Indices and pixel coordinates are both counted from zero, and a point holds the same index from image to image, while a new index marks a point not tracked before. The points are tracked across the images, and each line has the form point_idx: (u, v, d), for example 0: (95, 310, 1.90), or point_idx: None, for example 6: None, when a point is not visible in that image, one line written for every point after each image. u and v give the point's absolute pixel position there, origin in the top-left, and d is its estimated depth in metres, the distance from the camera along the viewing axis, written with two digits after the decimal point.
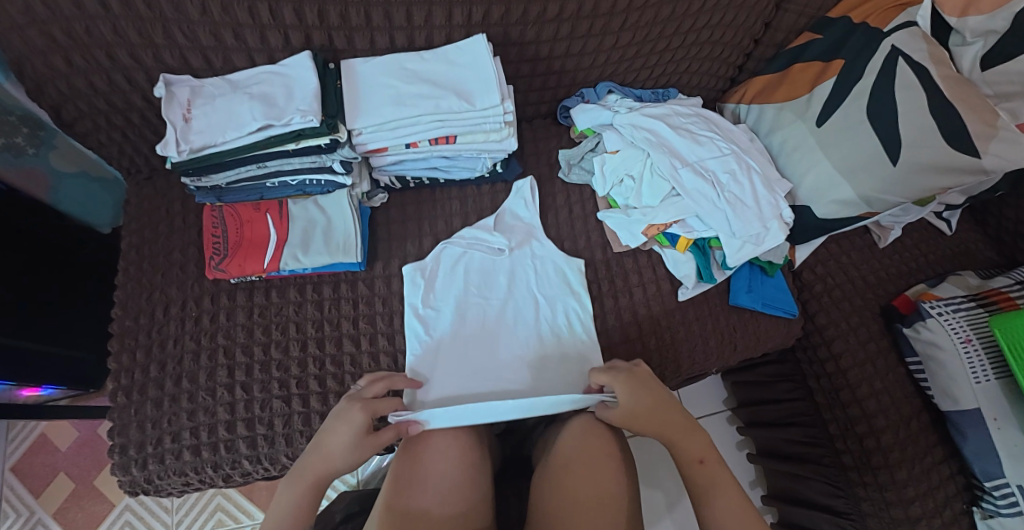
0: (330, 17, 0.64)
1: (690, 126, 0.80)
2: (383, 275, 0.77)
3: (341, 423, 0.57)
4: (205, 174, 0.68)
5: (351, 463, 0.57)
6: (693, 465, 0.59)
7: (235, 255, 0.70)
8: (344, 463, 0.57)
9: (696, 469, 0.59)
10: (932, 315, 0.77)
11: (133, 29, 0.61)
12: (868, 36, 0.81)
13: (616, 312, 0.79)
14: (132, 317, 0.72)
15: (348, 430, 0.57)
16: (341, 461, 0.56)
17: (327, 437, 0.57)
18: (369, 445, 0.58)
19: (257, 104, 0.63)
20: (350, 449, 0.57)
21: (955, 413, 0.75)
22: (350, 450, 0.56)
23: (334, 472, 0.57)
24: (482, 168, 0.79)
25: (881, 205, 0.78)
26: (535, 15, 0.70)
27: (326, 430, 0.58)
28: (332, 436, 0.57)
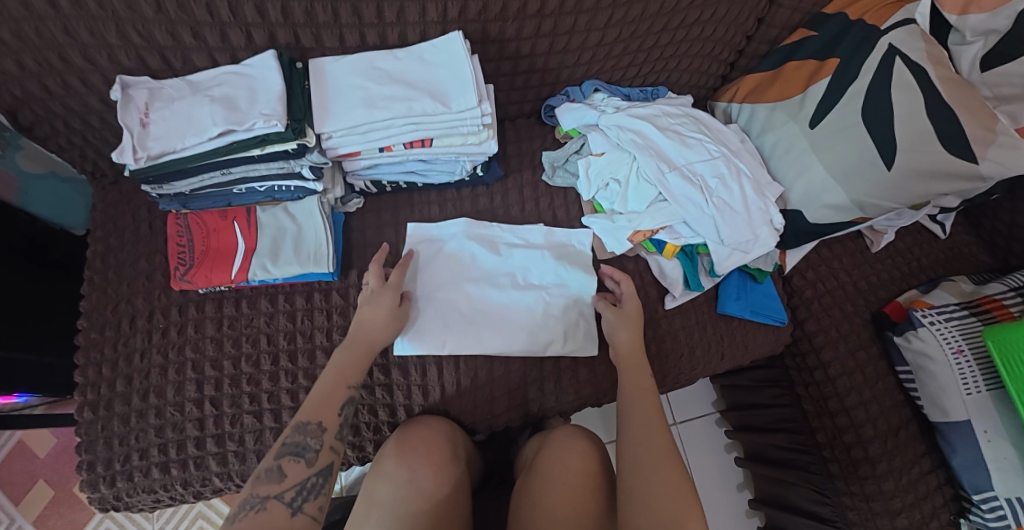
0: (295, 14, 0.60)
1: (678, 127, 0.77)
2: (358, 284, 0.73)
3: (379, 299, 0.63)
4: (167, 182, 0.65)
5: (389, 336, 0.63)
6: (638, 391, 0.58)
7: (202, 265, 0.67)
8: (384, 335, 0.62)
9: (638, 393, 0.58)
10: (923, 324, 0.75)
11: (85, 30, 0.57)
12: (864, 34, 0.78)
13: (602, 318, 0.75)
14: (97, 330, 0.69)
15: (386, 301, 0.63)
16: (384, 330, 0.62)
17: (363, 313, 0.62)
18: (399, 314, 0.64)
19: (217, 107, 0.60)
20: (390, 320, 0.63)
21: (945, 424, 0.74)
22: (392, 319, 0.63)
23: (379, 337, 0.61)
24: (461, 173, 0.76)
25: (873, 210, 0.76)
26: (515, 10, 0.67)
27: (364, 308, 0.62)
28: (372, 308, 0.62)
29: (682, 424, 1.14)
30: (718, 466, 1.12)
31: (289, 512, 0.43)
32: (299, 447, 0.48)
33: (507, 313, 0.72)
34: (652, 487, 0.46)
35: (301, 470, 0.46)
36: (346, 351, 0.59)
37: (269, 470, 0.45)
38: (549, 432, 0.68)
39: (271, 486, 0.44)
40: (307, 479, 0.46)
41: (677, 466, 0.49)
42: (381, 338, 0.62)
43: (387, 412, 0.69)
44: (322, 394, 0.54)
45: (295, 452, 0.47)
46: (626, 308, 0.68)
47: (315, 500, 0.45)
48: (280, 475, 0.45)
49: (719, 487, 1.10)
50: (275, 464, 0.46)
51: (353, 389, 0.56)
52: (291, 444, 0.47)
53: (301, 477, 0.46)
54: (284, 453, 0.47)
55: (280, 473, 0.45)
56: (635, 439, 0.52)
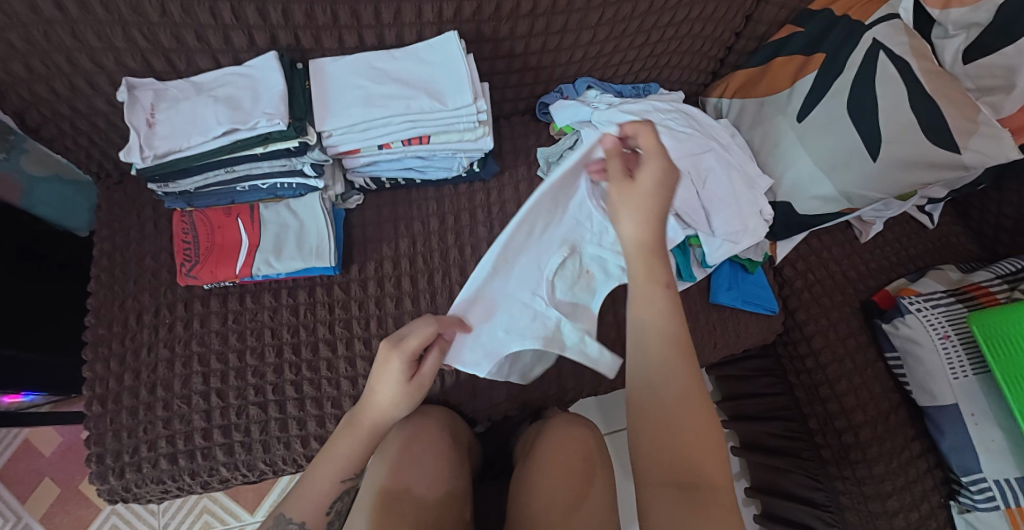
0: (295, 16, 0.62)
1: (669, 122, 0.79)
2: (359, 279, 0.75)
3: (388, 370, 0.49)
4: (172, 180, 0.66)
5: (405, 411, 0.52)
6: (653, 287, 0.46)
7: (206, 261, 0.68)
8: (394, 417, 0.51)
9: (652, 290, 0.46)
10: (910, 311, 0.78)
11: (91, 33, 0.59)
12: (850, 29, 0.80)
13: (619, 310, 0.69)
14: (105, 325, 0.71)
15: (394, 377, 0.49)
16: (385, 397, 0.50)
17: (375, 389, 0.50)
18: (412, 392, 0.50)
19: (221, 107, 0.62)
20: (403, 399, 0.50)
21: (933, 408, 0.76)
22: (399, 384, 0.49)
23: (388, 420, 0.51)
24: (459, 169, 0.77)
25: (860, 201, 0.78)
26: (508, 10, 0.69)
27: (372, 379, 0.50)
28: (380, 384, 0.50)
29: None
30: None
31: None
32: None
33: (547, 286, 0.62)
34: (678, 455, 0.39)
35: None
36: (350, 433, 0.51)
37: None
38: (553, 416, 0.71)
39: None
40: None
41: (700, 426, 0.41)
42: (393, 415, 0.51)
43: None
44: (311, 488, 0.49)
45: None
46: (642, 180, 0.46)
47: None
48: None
49: None
50: None
51: (348, 481, 0.51)
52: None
53: None
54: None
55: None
56: (643, 381, 0.44)
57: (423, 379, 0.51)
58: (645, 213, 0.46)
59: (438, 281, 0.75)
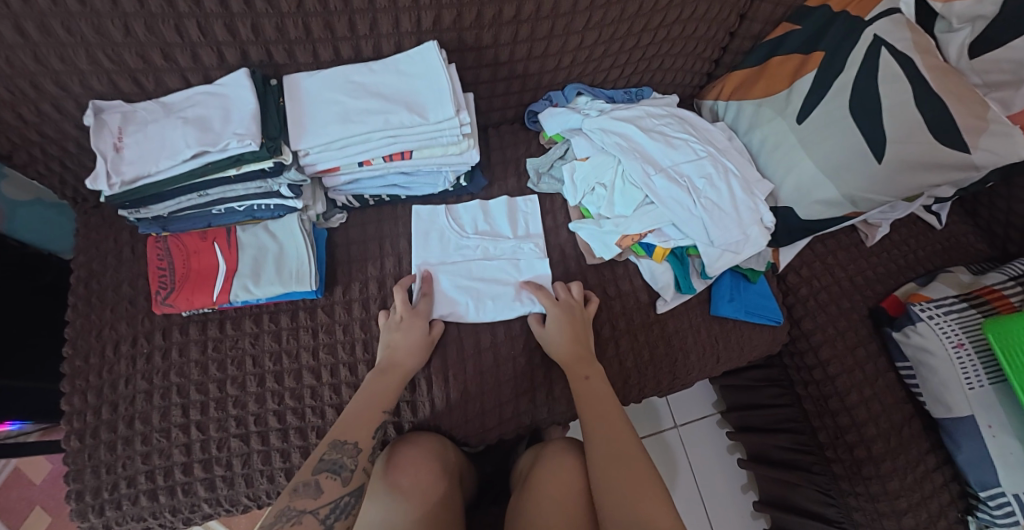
0: (266, 31, 0.60)
1: (663, 128, 0.75)
2: (343, 301, 0.71)
3: (407, 325, 0.65)
4: (144, 205, 0.64)
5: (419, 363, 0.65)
6: (579, 380, 0.63)
7: (183, 288, 0.65)
8: (414, 360, 0.64)
9: (582, 384, 0.62)
10: (921, 319, 0.74)
11: (54, 56, 0.57)
12: (849, 25, 0.76)
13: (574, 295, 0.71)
14: (82, 357, 0.68)
15: (418, 329, 0.65)
16: (409, 352, 0.64)
17: (394, 340, 0.64)
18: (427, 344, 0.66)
19: (190, 128, 0.59)
20: (420, 348, 0.65)
21: (949, 420, 0.73)
22: (417, 338, 0.65)
23: (413, 362, 0.64)
24: (444, 184, 0.74)
25: (866, 205, 0.75)
26: (491, 17, 0.66)
27: (392, 338, 0.64)
28: (399, 336, 0.64)
29: (682, 427, 1.12)
30: (721, 468, 1.10)
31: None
32: (335, 465, 0.51)
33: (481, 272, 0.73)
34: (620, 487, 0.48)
35: (336, 489, 0.49)
36: (379, 377, 0.61)
37: (308, 483, 0.48)
38: (544, 444, 0.68)
39: (309, 500, 0.47)
40: (340, 498, 0.49)
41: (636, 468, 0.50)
42: (410, 365, 0.64)
43: None
44: (359, 417, 0.57)
45: (332, 469, 0.50)
46: (551, 327, 0.67)
47: (343, 520, 0.48)
48: (317, 490, 0.48)
49: (723, 491, 1.08)
50: (312, 478, 0.48)
51: (386, 414, 0.59)
52: (329, 461, 0.50)
53: (336, 495, 0.49)
54: (322, 469, 0.49)
55: (316, 489, 0.48)
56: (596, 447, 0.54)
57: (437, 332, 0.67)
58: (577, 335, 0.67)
59: None
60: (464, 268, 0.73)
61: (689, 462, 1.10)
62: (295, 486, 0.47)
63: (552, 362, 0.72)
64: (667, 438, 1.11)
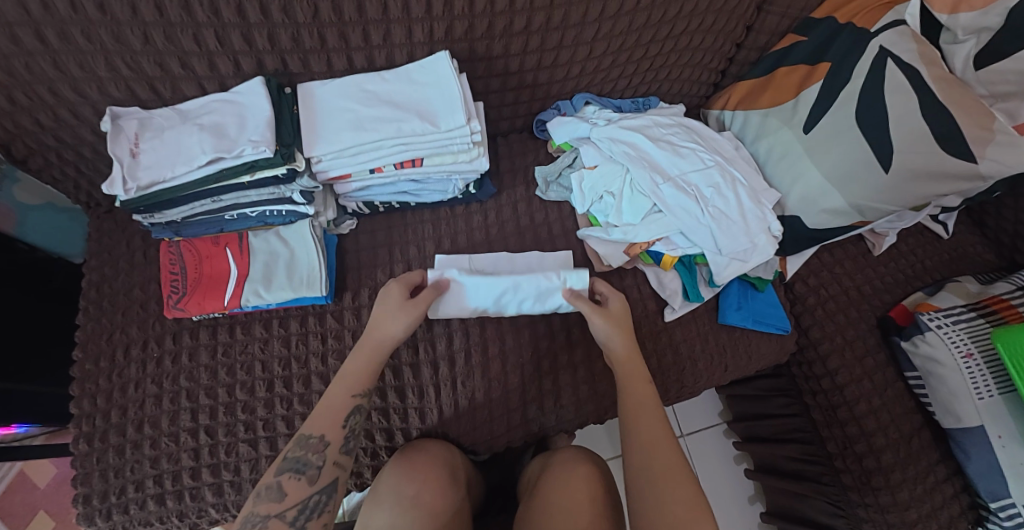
0: (281, 40, 0.61)
1: (670, 137, 0.76)
2: (352, 307, 0.72)
3: (389, 295, 0.60)
4: (158, 210, 0.64)
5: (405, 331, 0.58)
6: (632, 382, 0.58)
7: (195, 293, 0.66)
8: (392, 331, 0.57)
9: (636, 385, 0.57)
10: (930, 328, 0.74)
11: (74, 63, 0.58)
12: (855, 37, 0.77)
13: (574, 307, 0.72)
14: (92, 360, 0.69)
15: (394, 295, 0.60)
16: (390, 323, 0.57)
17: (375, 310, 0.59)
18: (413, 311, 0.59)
19: (206, 135, 0.60)
20: (398, 311, 0.58)
21: (958, 430, 0.72)
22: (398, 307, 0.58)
23: (390, 337, 0.57)
24: (454, 191, 0.75)
25: (872, 213, 0.76)
26: (501, 28, 0.67)
27: (375, 310, 0.59)
28: (379, 308, 0.59)
29: (689, 436, 1.12)
30: (728, 479, 1.09)
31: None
32: (299, 463, 0.50)
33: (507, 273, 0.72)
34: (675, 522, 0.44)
35: (302, 489, 0.49)
36: (352, 358, 0.56)
37: (269, 487, 0.48)
38: (553, 453, 0.67)
39: (272, 504, 0.47)
40: (309, 497, 0.49)
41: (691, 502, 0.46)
42: (392, 335, 0.57)
43: (384, 437, 0.66)
44: (325, 404, 0.54)
45: (296, 468, 0.50)
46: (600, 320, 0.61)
47: (315, 519, 0.49)
48: (280, 494, 0.48)
49: (731, 501, 1.07)
50: (275, 481, 0.48)
51: (358, 397, 0.55)
52: (292, 460, 0.50)
53: (302, 496, 0.49)
54: (284, 469, 0.49)
55: (280, 492, 0.48)
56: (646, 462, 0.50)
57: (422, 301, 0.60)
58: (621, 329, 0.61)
59: None
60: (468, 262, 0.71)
61: (696, 472, 1.09)
62: (259, 490, 0.48)
63: (560, 370, 0.71)
64: (674, 448, 1.10)
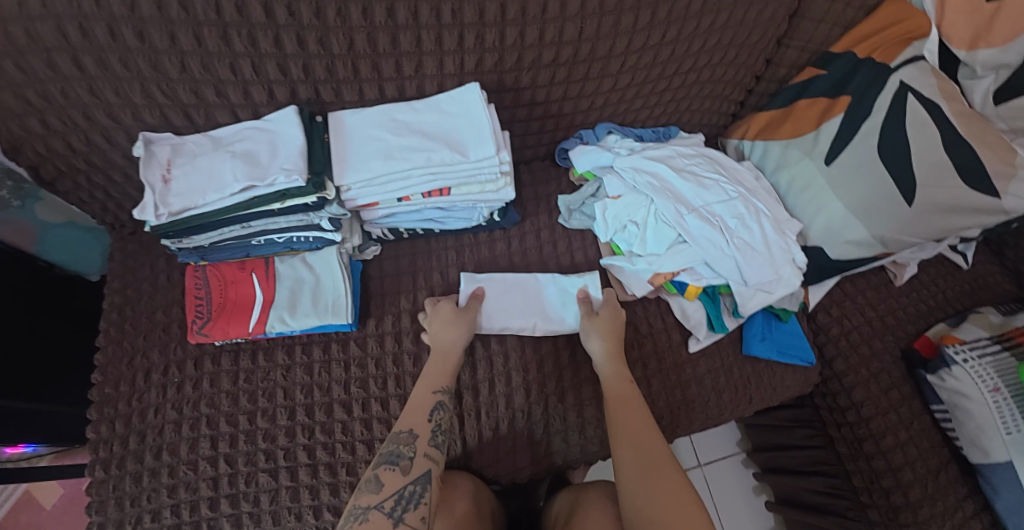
0: (316, 70, 0.62)
1: (693, 168, 0.76)
2: (376, 334, 0.71)
3: (444, 311, 0.67)
4: (186, 235, 0.64)
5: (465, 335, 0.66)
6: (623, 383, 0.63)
7: (219, 318, 0.65)
8: (456, 339, 0.65)
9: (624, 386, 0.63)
10: (957, 362, 0.73)
11: (110, 89, 0.59)
12: (875, 71, 0.78)
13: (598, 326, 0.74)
14: (111, 384, 0.68)
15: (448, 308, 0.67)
16: (453, 332, 0.65)
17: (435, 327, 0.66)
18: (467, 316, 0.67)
19: (239, 163, 0.60)
20: (457, 322, 0.66)
21: (986, 466, 0.71)
22: (453, 321, 0.66)
23: (455, 343, 0.65)
24: (478, 219, 0.75)
25: (895, 245, 0.76)
26: (531, 61, 0.68)
27: (435, 326, 0.66)
28: (439, 320, 0.66)
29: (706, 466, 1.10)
30: (748, 513, 1.06)
31: (389, 521, 0.45)
32: (394, 456, 0.51)
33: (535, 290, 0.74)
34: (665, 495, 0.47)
35: (397, 480, 0.49)
36: (429, 363, 0.63)
37: (370, 479, 0.49)
38: (582, 491, 0.66)
39: (372, 496, 0.47)
40: (404, 487, 0.49)
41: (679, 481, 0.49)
42: (457, 342, 0.65)
43: None
44: (414, 404, 0.58)
45: (390, 461, 0.51)
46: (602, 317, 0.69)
47: (414, 509, 0.47)
48: (378, 485, 0.48)
49: None
50: (372, 474, 0.49)
51: (440, 393, 0.60)
52: (386, 454, 0.52)
53: (399, 486, 0.49)
54: (380, 463, 0.51)
55: (378, 483, 0.49)
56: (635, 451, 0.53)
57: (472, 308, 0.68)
58: (605, 331, 0.68)
59: None
60: (501, 281, 0.73)
61: (714, 504, 1.06)
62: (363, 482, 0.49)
63: (585, 402, 0.70)
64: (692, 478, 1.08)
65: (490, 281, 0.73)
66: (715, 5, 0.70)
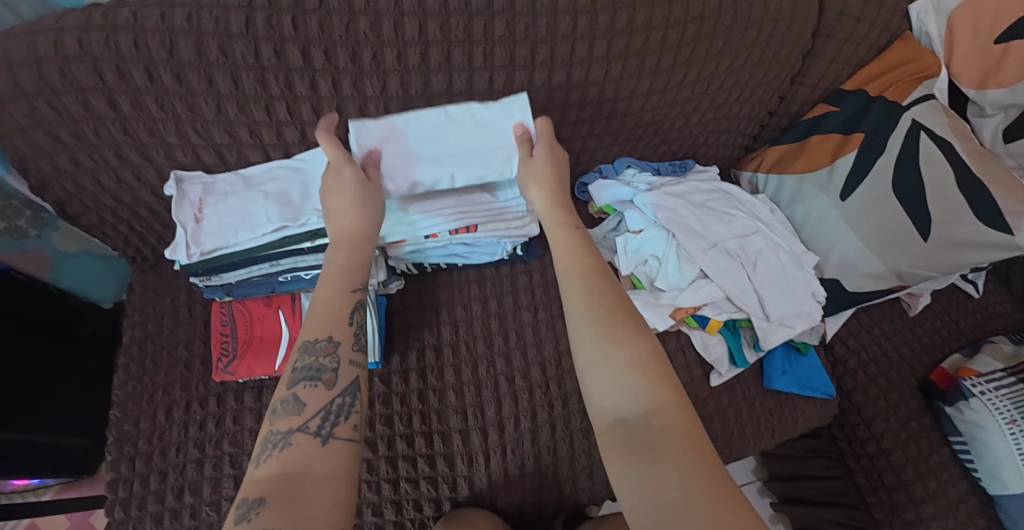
0: (348, 111, 0.63)
1: (712, 203, 0.78)
2: (400, 371, 0.70)
3: (337, 186, 0.55)
4: (215, 273, 0.65)
5: (371, 214, 0.55)
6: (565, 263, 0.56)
7: (245, 355, 0.65)
8: (359, 217, 0.54)
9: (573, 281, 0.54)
10: (974, 395, 0.74)
11: (144, 129, 0.60)
12: (887, 110, 0.80)
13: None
14: (131, 421, 0.67)
15: (346, 176, 0.55)
16: (349, 209, 0.54)
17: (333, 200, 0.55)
18: (368, 189, 0.56)
19: (270, 202, 0.61)
20: (353, 189, 0.55)
21: (1005, 497, 0.72)
22: (347, 190, 0.55)
23: (359, 225, 0.54)
24: (502, 253, 0.75)
25: (912, 279, 0.77)
26: (556, 101, 0.70)
27: (331, 200, 0.55)
28: (336, 192, 0.55)
29: None
30: None
31: (318, 440, 0.41)
32: (314, 372, 0.46)
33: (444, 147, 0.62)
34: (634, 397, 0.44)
35: (321, 396, 0.45)
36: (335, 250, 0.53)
37: (286, 400, 0.44)
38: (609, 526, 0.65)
39: (293, 419, 0.42)
40: (330, 402, 0.45)
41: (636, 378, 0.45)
42: (362, 222, 0.55)
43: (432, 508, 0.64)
44: (327, 306, 0.50)
45: (311, 377, 0.45)
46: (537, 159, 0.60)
47: (344, 424, 0.44)
48: (299, 406, 0.43)
49: None
50: (289, 394, 0.44)
51: (357, 292, 0.52)
52: (304, 369, 0.46)
53: (323, 403, 0.44)
54: (296, 380, 0.45)
55: (298, 404, 0.43)
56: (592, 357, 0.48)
57: (371, 181, 0.57)
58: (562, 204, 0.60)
59: (481, 373, 0.71)
60: (402, 125, 0.60)
61: None
62: (273, 410, 0.43)
63: None
64: None
65: (390, 131, 0.60)
66: (734, 47, 0.72)
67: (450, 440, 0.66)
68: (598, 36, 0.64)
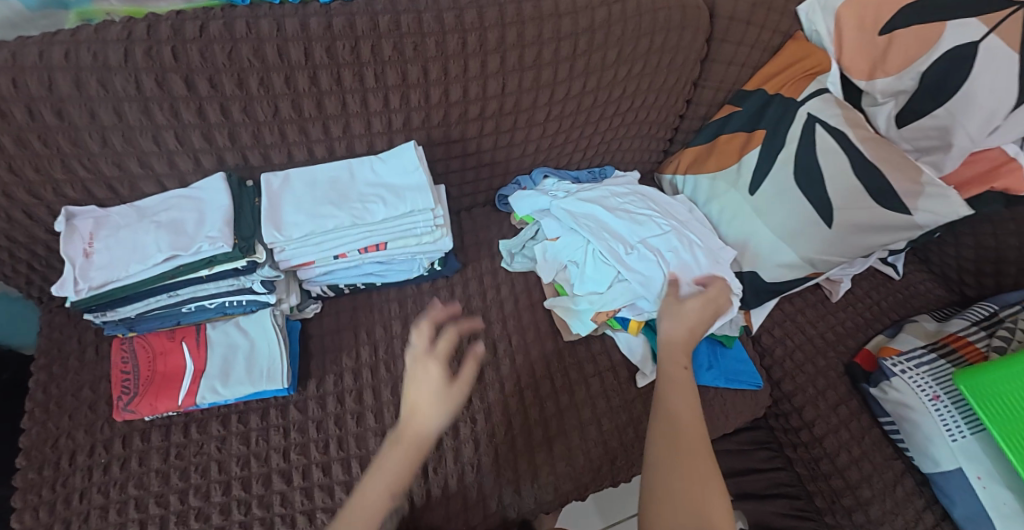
0: (242, 137, 0.64)
1: (626, 206, 0.79)
2: (317, 396, 0.69)
3: (421, 384, 0.50)
4: (111, 308, 0.62)
5: (443, 422, 0.48)
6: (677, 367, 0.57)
7: (147, 392, 0.62)
8: (432, 422, 0.48)
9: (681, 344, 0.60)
10: (895, 374, 0.75)
11: (29, 165, 0.58)
12: (783, 106, 0.84)
13: (543, 362, 0.75)
14: (36, 469, 0.61)
15: (434, 373, 0.50)
16: (430, 384, 0.49)
17: (412, 393, 0.50)
18: (453, 394, 0.49)
19: (162, 232, 0.59)
20: (435, 384, 0.49)
21: (938, 475, 0.71)
22: (433, 382, 0.49)
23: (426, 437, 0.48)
24: (419, 269, 0.75)
25: (824, 265, 0.79)
26: (457, 116, 0.71)
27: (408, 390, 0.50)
28: (417, 383, 0.50)
29: None
30: None
31: None
32: None
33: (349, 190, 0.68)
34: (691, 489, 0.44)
35: None
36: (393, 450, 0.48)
37: None
38: None
39: None
40: None
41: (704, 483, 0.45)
42: (431, 428, 0.48)
43: None
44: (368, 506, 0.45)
45: None
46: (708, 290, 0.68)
47: None
48: None
49: None
50: None
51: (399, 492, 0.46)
52: None
53: None
54: None
55: None
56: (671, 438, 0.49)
57: (463, 385, 0.50)
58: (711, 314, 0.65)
59: (402, 391, 0.69)
60: (304, 174, 0.68)
61: None
62: None
63: (535, 448, 0.68)
64: None
65: (290, 179, 0.68)
66: (630, 56, 0.75)
67: (370, 464, 0.64)
68: (490, 52, 0.66)
